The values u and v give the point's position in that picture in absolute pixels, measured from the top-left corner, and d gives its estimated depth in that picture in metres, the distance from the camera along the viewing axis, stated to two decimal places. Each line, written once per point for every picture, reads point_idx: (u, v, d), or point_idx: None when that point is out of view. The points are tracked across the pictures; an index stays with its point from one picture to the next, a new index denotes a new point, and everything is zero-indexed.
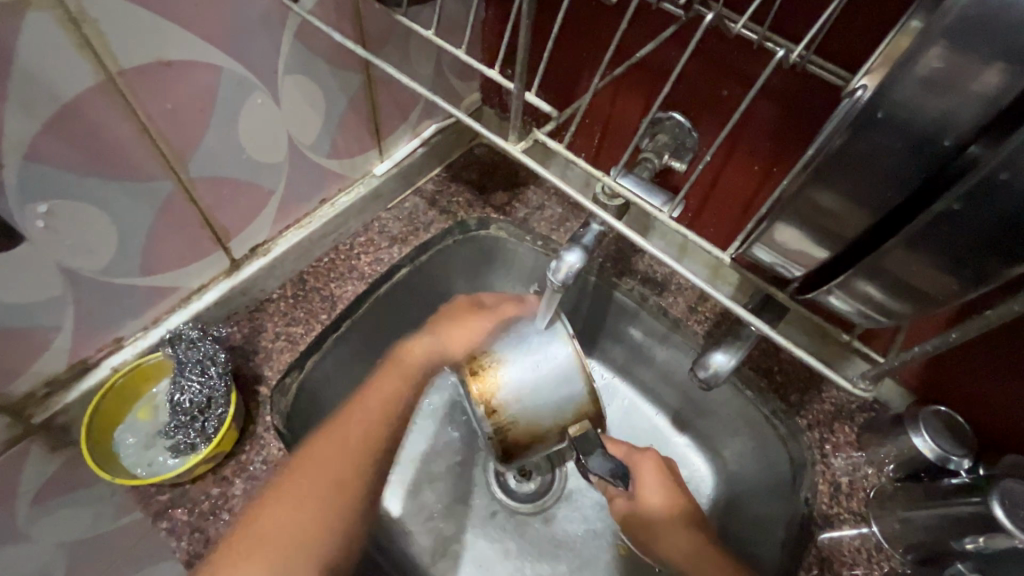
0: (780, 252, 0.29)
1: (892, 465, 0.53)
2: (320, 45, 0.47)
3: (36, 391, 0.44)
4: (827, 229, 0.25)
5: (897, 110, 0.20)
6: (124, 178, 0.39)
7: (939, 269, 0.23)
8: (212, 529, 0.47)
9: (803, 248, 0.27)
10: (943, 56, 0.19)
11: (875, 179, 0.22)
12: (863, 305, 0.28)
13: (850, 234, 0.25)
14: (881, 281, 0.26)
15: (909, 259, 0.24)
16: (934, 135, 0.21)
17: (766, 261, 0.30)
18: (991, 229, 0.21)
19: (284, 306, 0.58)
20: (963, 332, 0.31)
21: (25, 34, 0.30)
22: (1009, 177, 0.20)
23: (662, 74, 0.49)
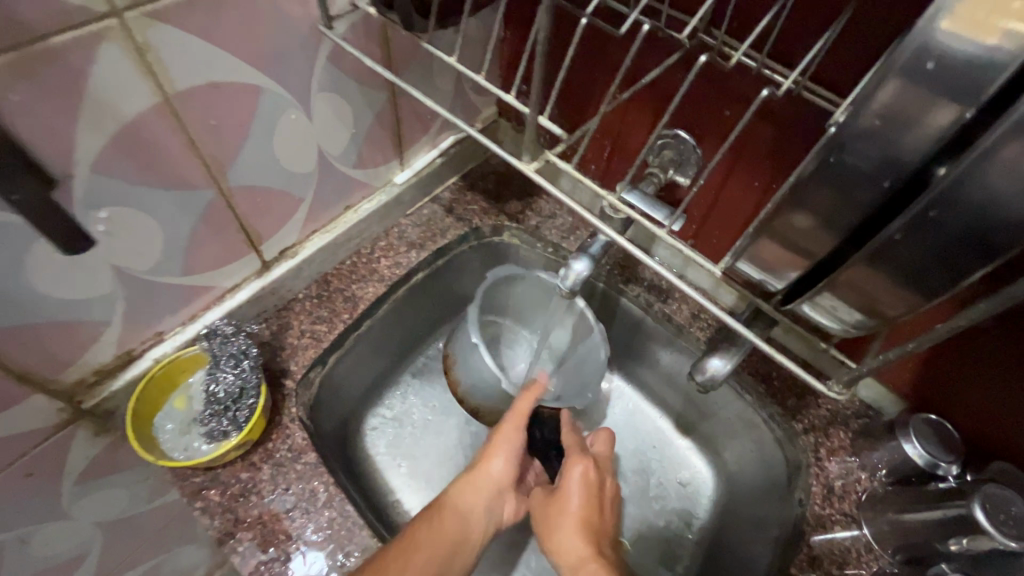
0: (763, 266, 0.32)
1: (884, 470, 0.55)
2: (350, 66, 0.50)
3: (86, 378, 0.48)
4: (800, 246, 0.29)
5: (856, 147, 0.23)
6: (174, 187, 0.43)
7: (897, 285, 0.27)
8: (241, 510, 0.50)
9: (785, 264, 0.30)
10: (895, 95, 0.21)
11: (838, 204, 0.25)
12: (835, 316, 0.31)
13: (820, 251, 0.28)
14: (850, 294, 0.29)
15: (870, 275, 0.27)
16: (887, 171, 0.23)
17: (748, 271, 0.34)
18: (935, 253, 0.24)
19: (309, 306, 0.62)
20: (919, 344, 0.33)
21: (99, 62, 0.34)
22: (938, 214, 0.23)
23: (668, 95, 0.52)
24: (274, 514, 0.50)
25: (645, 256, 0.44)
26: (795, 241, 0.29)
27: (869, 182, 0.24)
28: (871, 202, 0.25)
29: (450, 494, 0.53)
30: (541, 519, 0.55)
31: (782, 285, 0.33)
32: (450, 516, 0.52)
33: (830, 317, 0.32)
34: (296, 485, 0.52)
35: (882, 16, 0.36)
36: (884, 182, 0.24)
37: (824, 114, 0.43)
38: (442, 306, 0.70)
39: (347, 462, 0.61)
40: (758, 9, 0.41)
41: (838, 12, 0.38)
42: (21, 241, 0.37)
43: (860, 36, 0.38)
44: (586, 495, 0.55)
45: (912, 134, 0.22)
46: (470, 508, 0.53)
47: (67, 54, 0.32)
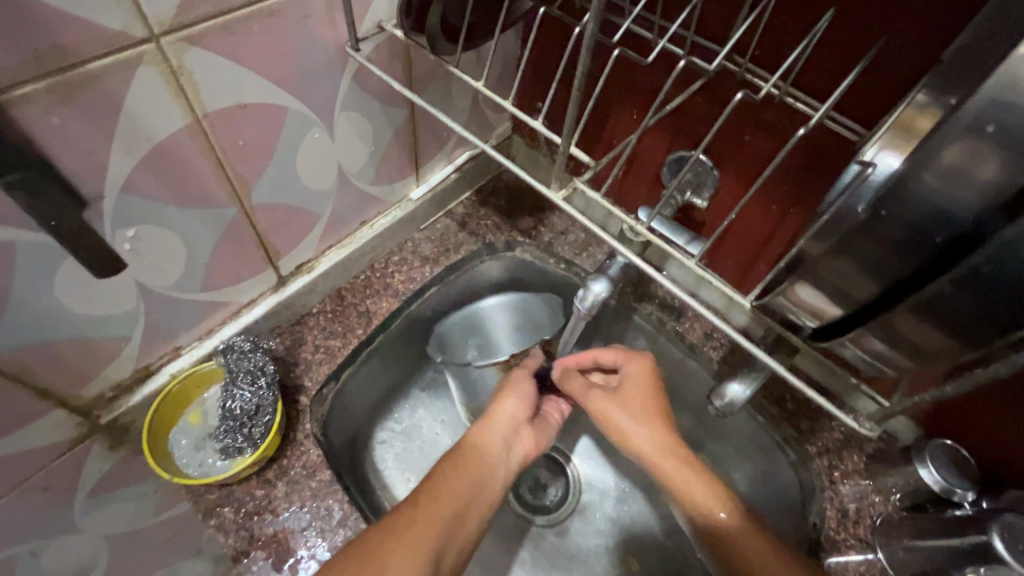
0: (802, 302, 0.32)
1: (899, 494, 0.56)
2: (372, 85, 0.51)
3: (104, 393, 0.48)
4: (841, 288, 0.29)
5: (910, 200, 0.24)
6: (199, 206, 0.44)
7: (940, 335, 0.27)
8: (256, 528, 0.50)
9: (822, 304, 0.31)
10: (958, 154, 0.22)
11: (886, 254, 0.26)
12: (868, 356, 0.32)
13: (862, 296, 0.28)
14: (890, 339, 0.29)
15: (915, 325, 0.27)
16: (939, 226, 0.24)
17: (781, 306, 0.34)
18: (984, 308, 0.24)
19: (323, 321, 0.62)
20: (957, 386, 0.33)
21: (135, 85, 0.34)
22: (989, 270, 0.23)
23: (689, 118, 0.53)
24: (290, 532, 0.50)
25: (658, 275, 0.44)
26: (836, 285, 0.29)
27: (918, 236, 0.24)
28: (920, 255, 0.25)
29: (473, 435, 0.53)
30: (609, 421, 0.54)
31: (814, 322, 0.33)
32: (470, 453, 0.51)
33: (863, 356, 0.32)
34: (311, 503, 0.51)
35: (911, 52, 0.37)
36: (934, 238, 0.24)
37: (849, 146, 0.43)
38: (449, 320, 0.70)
39: (358, 479, 0.60)
40: (787, 40, 0.42)
41: (868, 47, 0.39)
42: (50, 260, 0.37)
43: (888, 71, 0.39)
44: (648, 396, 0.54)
45: (965, 188, 0.23)
46: (489, 443, 0.53)
47: (104, 79, 0.33)
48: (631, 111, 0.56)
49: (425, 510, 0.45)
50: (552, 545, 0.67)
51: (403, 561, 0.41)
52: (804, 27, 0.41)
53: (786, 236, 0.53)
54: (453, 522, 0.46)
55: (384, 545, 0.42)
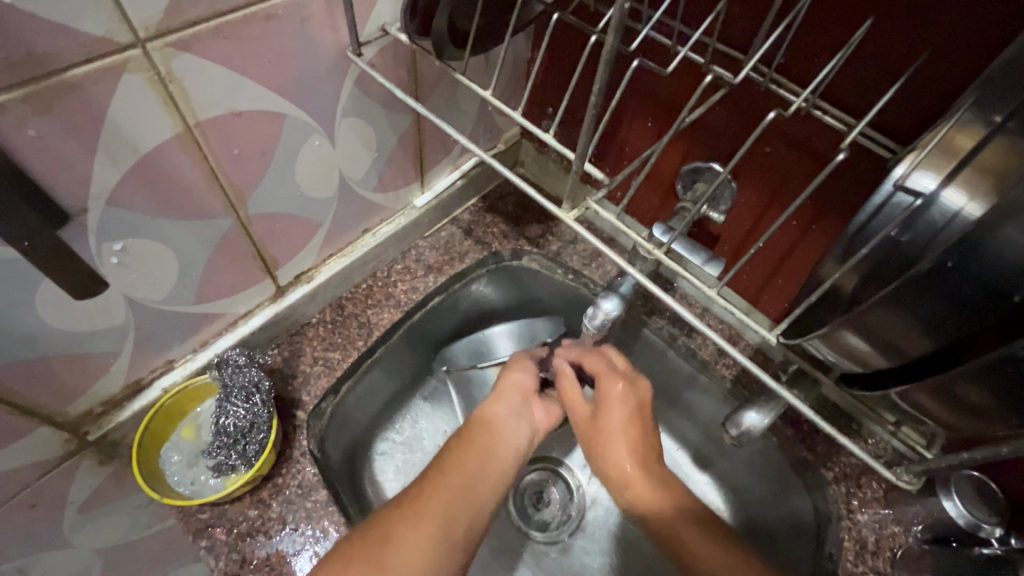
0: (839, 351, 0.29)
1: (921, 526, 0.53)
2: (377, 91, 0.49)
3: (93, 409, 0.46)
4: (890, 342, 0.27)
5: (986, 250, 0.22)
6: (191, 218, 0.42)
7: (1002, 399, 0.25)
8: (248, 550, 0.48)
9: (865, 356, 0.28)
10: None
11: (951, 310, 0.24)
12: (909, 406, 0.31)
13: (910, 351, 0.27)
14: (940, 396, 0.28)
15: (973, 387, 0.25)
16: (1014, 282, 0.22)
17: (812, 350, 0.32)
18: None
19: (323, 332, 0.60)
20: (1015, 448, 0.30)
21: (120, 93, 0.32)
22: None
23: (709, 128, 0.50)
24: (283, 555, 0.48)
25: (668, 298, 0.40)
26: (883, 340, 0.27)
27: (990, 294, 0.23)
28: (989, 312, 0.24)
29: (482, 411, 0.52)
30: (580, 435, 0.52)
31: (846, 366, 0.31)
32: (477, 431, 0.50)
33: (899, 404, 0.31)
34: (306, 525, 0.50)
35: (957, 64, 0.34)
36: (1012, 296, 0.23)
37: (883, 165, 0.41)
38: (459, 322, 0.67)
39: (355, 496, 0.58)
40: (817, 50, 0.39)
41: (909, 59, 0.36)
42: (31, 277, 0.35)
43: (929, 88, 0.36)
44: (628, 421, 0.50)
45: None
46: (500, 422, 0.51)
47: (85, 86, 0.30)
48: (649, 120, 0.53)
49: (437, 484, 0.45)
50: (555, 564, 0.65)
51: (410, 533, 0.41)
52: (837, 36, 0.38)
53: (807, 254, 0.50)
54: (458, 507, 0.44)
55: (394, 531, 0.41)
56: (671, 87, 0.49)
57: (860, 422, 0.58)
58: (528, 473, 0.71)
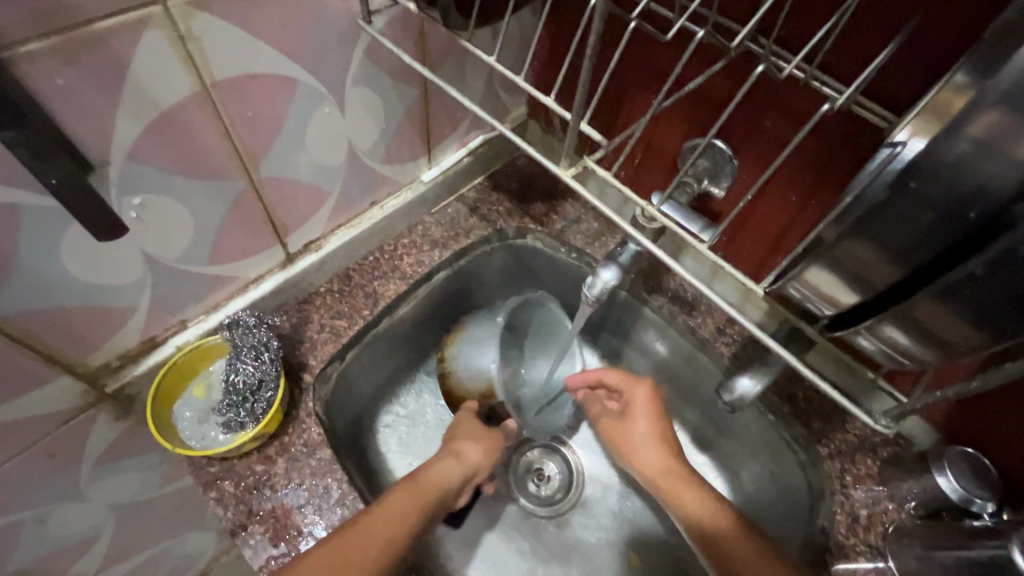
0: (816, 292, 0.32)
1: (914, 502, 0.53)
2: (385, 61, 0.50)
3: (110, 362, 0.48)
4: (859, 277, 0.29)
5: (928, 181, 0.24)
6: (206, 178, 0.43)
7: (965, 322, 0.27)
8: (254, 502, 0.50)
9: (838, 292, 0.30)
10: (992, 126, 0.21)
11: (909, 240, 0.26)
12: (888, 347, 0.31)
13: (880, 283, 0.28)
14: (908, 329, 0.29)
15: (938, 312, 0.27)
16: (968, 204, 0.23)
17: (796, 296, 0.34)
18: (1000, 298, 0.25)
19: (330, 300, 0.62)
20: (983, 382, 0.33)
21: (141, 49, 0.34)
22: None
23: (708, 104, 0.51)
24: (288, 509, 0.50)
25: (677, 268, 0.42)
26: (851, 274, 0.29)
27: (948, 216, 0.24)
28: (949, 237, 0.25)
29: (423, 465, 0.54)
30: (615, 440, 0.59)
31: (832, 311, 0.32)
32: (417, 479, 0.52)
33: (881, 347, 0.32)
34: (310, 481, 0.51)
35: (950, 31, 0.35)
36: (968, 215, 0.24)
37: (879, 134, 0.41)
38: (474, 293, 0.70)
39: (359, 459, 0.60)
40: (813, 21, 0.40)
41: (902, 25, 0.36)
42: (56, 225, 0.37)
43: (922, 54, 0.37)
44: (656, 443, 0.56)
45: (1006, 163, 0.22)
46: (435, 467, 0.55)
47: (108, 40, 0.32)
48: (652, 96, 0.54)
49: (359, 534, 0.45)
50: (553, 537, 0.67)
51: None
52: (831, 6, 0.39)
53: (805, 228, 0.51)
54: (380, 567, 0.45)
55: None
56: (672, 62, 0.50)
57: None
58: (526, 452, 0.72)
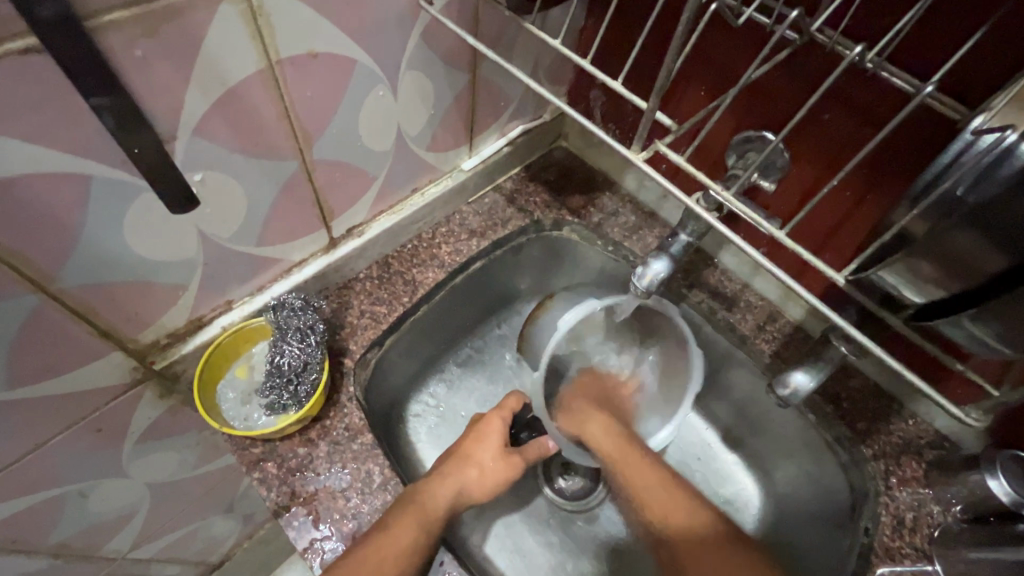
0: (909, 278, 0.32)
1: (960, 506, 0.52)
2: (440, 44, 0.50)
3: (159, 340, 0.48)
4: (962, 263, 0.28)
5: None
6: (262, 157, 0.43)
7: None
8: (297, 484, 0.50)
9: (936, 279, 0.30)
10: None
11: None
12: (986, 336, 0.31)
13: (981, 272, 0.28)
14: (1013, 317, 0.28)
15: None
16: None
17: (885, 282, 0.34)
18: None
19: (370, 287, 0.61)
20: None
21: (217, 23, 0.34)
22: None
23: (762, 96, 0.50)
24: (331, 491, 0.50)
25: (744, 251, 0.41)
26: (952, 262, 0.29)
27: None
28: None
29: (427, 485, 0.51)
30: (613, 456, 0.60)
31: (923, 299, 0.33)
32: (424, 500, 0.50)
33: (975, 337, 0.31)
34: (353, 465, 0.51)
35: None
36: None
37: (950, 128, 0.40)
38: (508, 282, 0.69)
39: (393, 447, 0.60)
40: (886, 11, 0.39)
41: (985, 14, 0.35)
42: (121, 199, 0.37)
43: (1005, 46, 0.35)
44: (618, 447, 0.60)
45: None
46: (438, 487, 0.52)
47: (186, 13, 0.32)
48: (706, 86, 0.53)
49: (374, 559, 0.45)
50: (582, 531, 0.65)
51: None
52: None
53: (859, 225, 0.50)
54: None
55: None
56: (730, 53, 0.50)
57: (901, 403, 0.60)
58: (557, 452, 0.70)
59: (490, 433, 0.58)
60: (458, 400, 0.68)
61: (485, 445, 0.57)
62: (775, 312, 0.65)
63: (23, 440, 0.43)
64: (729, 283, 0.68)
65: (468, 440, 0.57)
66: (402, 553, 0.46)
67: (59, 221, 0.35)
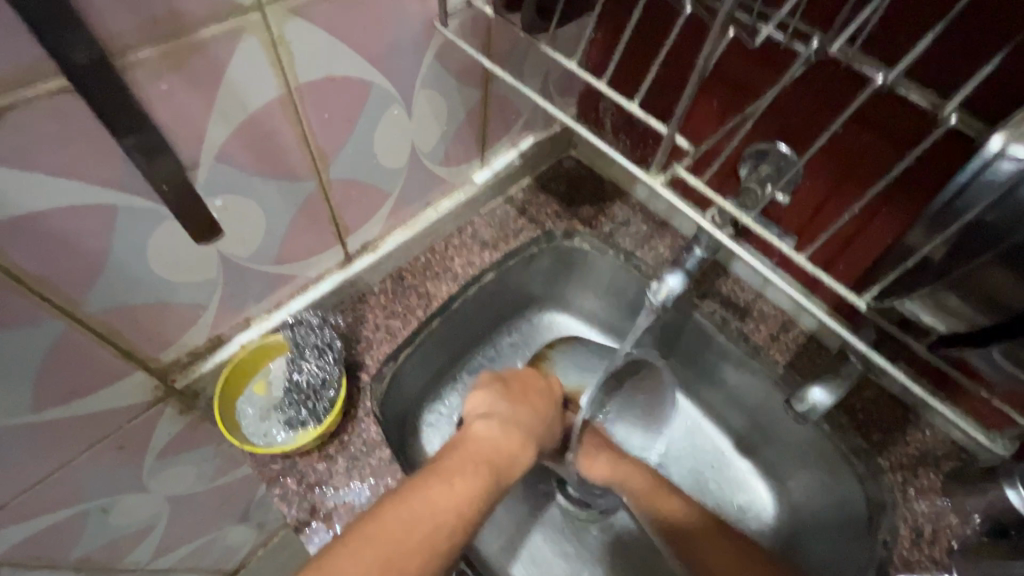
0: (937, 306, 0.32)
1: (979, 517, 0.52)
2: (454, 62, 0.50)
3: (181, 358, 0.49)
4: (998, 295, 0.29)
5: None
6: (282, 179, 0.44)
7: None
8: (318, 500, 0.51)
9: (968, 310, 0.31)
10: None
11: None
12: (1012, 365, 0.31)
13: (1014, 305, 0.29)
14: None
15: None
16: None
17: (909, 308, 0.34)
18: None
19: (384, 300, 0.62)
20: None
21: (238, 53, 0.34)
22: None
23: (777, 109, 0.50)
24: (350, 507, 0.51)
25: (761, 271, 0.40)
26: (988, 294, 0.29)
27: None
28: None
29: (495, 432, 0.48)
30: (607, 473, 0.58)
31: (945, 327, 0.34)
32: (491, 444, 0.46)
33: (1000, 365, 0.32)
34: (371, 481, 0.52)
35: None
36: None
37: (969, 143, 0.40)
38: (516, 294, 0.69)
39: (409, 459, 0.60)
40: (905, 26, 0.38)
41: (1006, 36, 0.35)
42: (145, 225, 0.37)
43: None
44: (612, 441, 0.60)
45: None
46: (506, 435, 0.48)
47: (210, 45, 0.33)
48: (719, 101, 0.53)
49: (442, 489, 0.40)
50: (597, 540, 0.65)
51: (397, 540, 0.36)
52: (928, 14, 0.37)
53: (875, 238, 0.50)
54: (456, 530, 0.39)
55: (387, 529, 0.36)
56: (744, 67, 0.49)
57: (917, 412, 0.60)
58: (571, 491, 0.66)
59: (537, 398, 0.55)
60: None
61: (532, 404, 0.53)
62: (789, 321, 0.65)
63: (50, 461, 0.43)
64: (742, 293, 0.68)
65: (527, 394, 0.55)
66: (472, 494, 0.41)
67: (88, 249, 0.36)
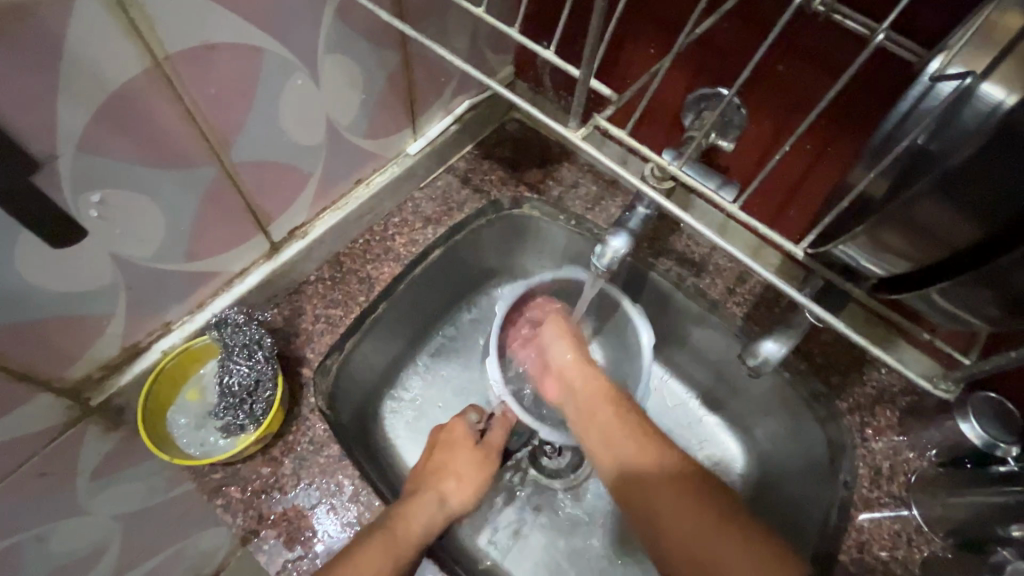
0: (873, 249, 0.30)
1: (935, 450, 0.53)
2: (359, 20, 0.45)
3: (92, 374, 0.45)
4: (932, 233, 0.27)
5: None
6: (173, 167, 0.40)
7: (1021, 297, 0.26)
8: (265, 507, 0.49)
9: (904, 252, 0.29)
10: None
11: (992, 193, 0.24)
12: (956, 308, 0.30)
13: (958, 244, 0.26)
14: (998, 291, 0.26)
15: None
16: None
17: (845, 254, 0.33)
18: None
19: (322, 289, 0.57)
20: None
21: (75, 22, 0.30)
22: None
23: (713, 48, 0.47)
24: (300, 510, 0.49)
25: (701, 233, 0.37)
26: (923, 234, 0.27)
27: None
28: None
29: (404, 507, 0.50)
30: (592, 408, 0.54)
31: (886, 271, 0.32)
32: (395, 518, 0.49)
33: (946, 309, 0.30)
34: (320, 479, 0.50)
35: None
36: None
37: (908, 72, 0.38)
38: (470, 266, 0.65)
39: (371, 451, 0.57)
40: None
41: None
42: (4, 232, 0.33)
43: None
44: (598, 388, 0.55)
45: None
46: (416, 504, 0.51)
47: (37, 13, 0.28)
48: (653, 46, 0.50)
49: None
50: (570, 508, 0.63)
51: None
52: None
53: (822, 180, 0.48)
54: None
55: None
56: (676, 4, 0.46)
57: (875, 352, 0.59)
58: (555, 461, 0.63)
59: (460, 453, 0.57)
60: (432, 390, 0.66)
61: (455, 462, 0.56)
62: (744, 273, 0.64)
63: None
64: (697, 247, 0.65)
65: (437, 451, 0.57)
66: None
67: None
